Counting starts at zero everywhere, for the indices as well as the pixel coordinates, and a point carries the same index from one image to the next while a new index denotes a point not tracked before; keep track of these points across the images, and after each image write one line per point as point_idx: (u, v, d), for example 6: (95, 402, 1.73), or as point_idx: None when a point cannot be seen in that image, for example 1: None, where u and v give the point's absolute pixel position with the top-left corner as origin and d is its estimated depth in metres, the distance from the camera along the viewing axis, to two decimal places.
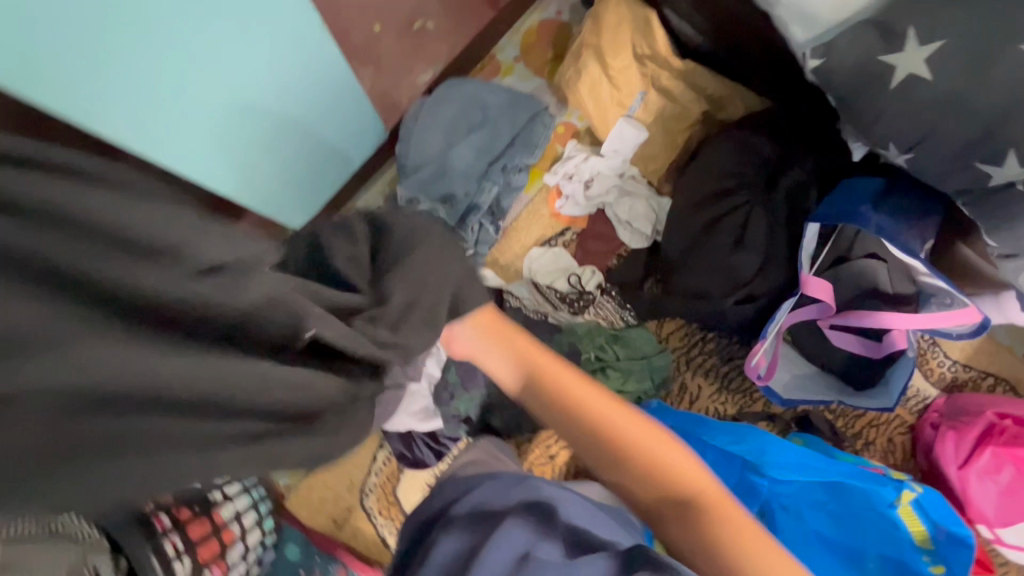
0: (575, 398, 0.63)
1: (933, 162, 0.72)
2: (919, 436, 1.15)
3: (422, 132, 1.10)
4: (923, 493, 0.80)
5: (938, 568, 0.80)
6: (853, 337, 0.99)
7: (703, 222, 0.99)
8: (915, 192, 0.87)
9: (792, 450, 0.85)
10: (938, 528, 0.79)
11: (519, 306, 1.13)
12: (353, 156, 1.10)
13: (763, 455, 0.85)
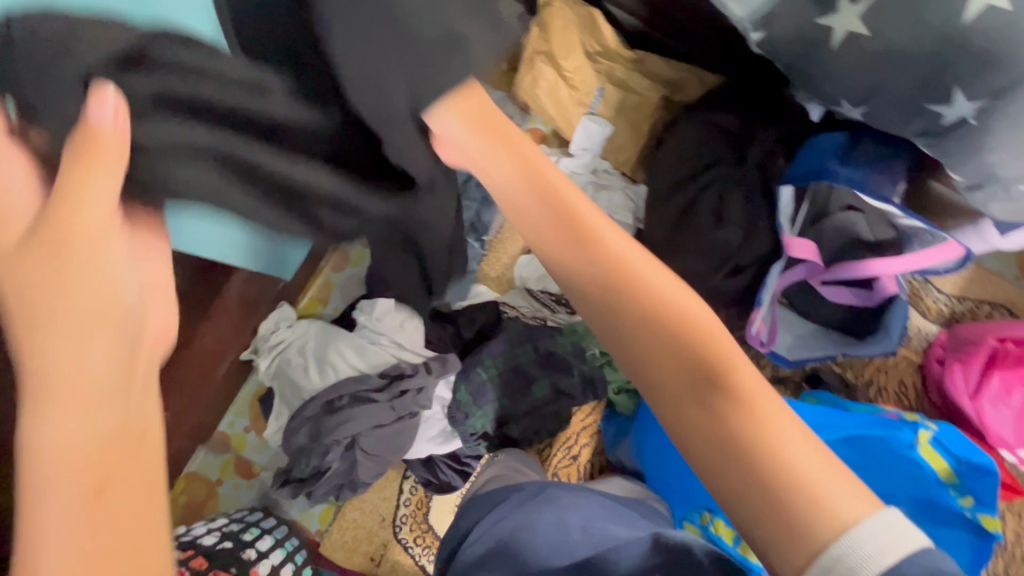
0: (663, 286, 0.62)
1: (887, 110, 0.76)
2: (927, 374, 1.17)
3: None
4: (937, 429, 0.82)
5: (970, 501, 0.80)
6: (846, 290, 0.99)
7: (680, 204, 1.01)
8: (874, 141, 0.89)
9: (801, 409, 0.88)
10: (960, 461, 0.80)
11: (515, 315, 1.14)
12: None
13: None
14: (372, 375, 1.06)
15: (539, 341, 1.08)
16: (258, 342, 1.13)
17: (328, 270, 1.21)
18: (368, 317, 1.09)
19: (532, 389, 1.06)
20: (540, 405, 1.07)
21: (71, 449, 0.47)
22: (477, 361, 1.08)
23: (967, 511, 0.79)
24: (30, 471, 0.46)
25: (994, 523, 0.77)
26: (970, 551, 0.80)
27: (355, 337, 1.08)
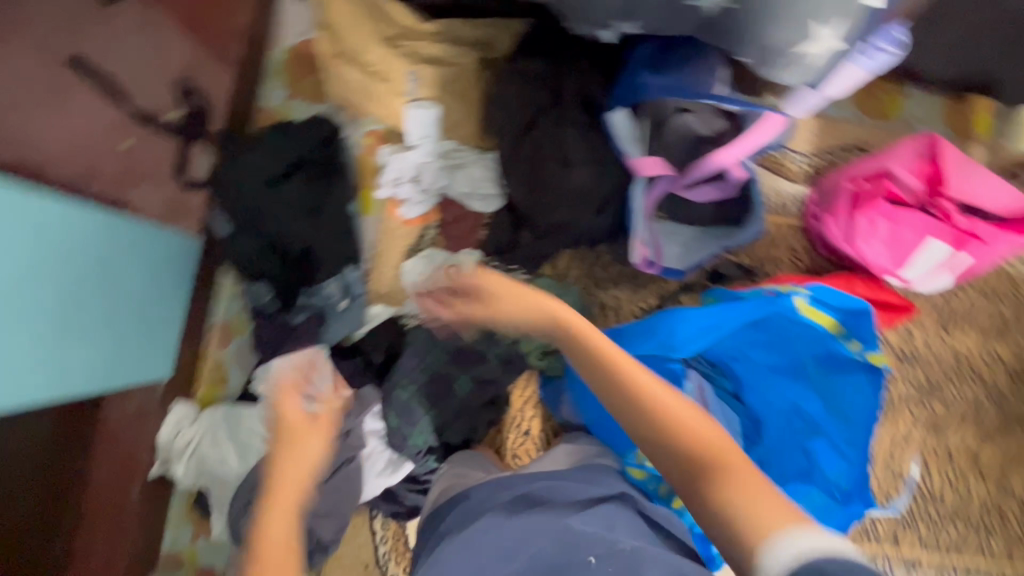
0: (646, 383, 0.77)
1: (658, 13, 0.78)
2: (810, 231, 1.23)
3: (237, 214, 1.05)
4: (813, 290, 0.90)
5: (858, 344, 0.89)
6: (710, 188, 1.01)
7: (527, 160, 0.99)
8: (679, 49, 0.93)
9: (703, 313, 0.91)
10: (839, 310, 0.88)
11: (419, 322, 1.11)
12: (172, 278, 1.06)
13: (680, 335, 0.91)
14: (294, 438, 1.01)
15: (447, 341, 1.06)
16: (165, 452, 1.05)
17: (213, 348, 1.12)
18: (270, 382, 1.04)
19: (454, 388, 1.05)
20: (470, 401, 1.05)
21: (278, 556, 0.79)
22: (394, 383, 1.05)
23: (859, 355, 0.88)
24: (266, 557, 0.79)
25: (880, 358, 0.87)
26: (870, 389, 0.89)
27: (265, 409, 1.03)
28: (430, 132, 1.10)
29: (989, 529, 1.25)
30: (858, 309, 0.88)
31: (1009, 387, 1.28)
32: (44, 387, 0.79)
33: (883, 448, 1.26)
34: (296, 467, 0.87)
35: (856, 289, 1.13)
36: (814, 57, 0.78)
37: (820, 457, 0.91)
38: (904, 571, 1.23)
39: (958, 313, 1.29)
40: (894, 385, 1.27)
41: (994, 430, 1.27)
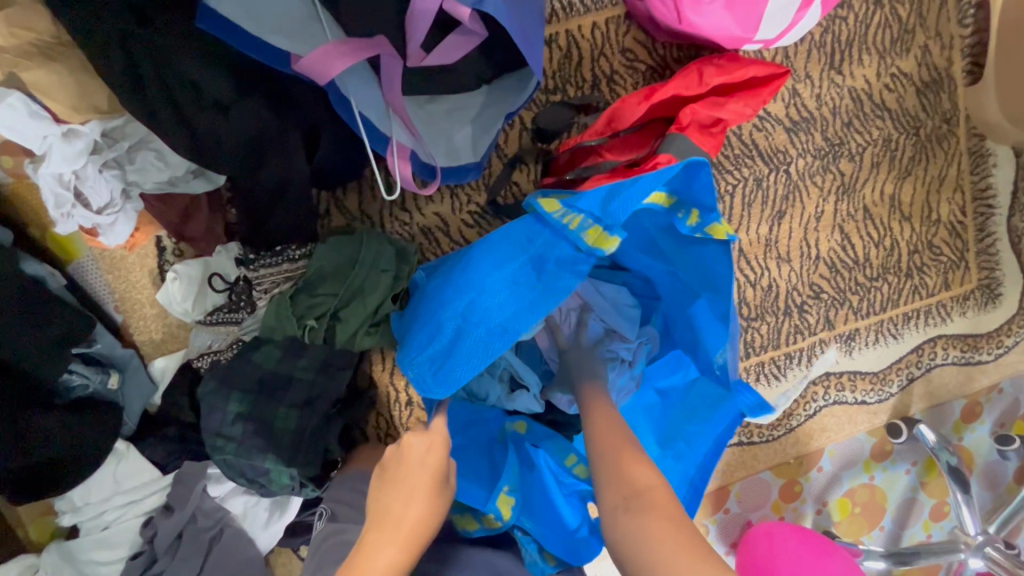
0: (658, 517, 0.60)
1: None
2: (637, 13, 0.91)
3: None
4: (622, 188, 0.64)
5: (696, 217, 0.65)
6: (454, 38, 0.69)
7: (169, 117, 0.63)
8: None
9: (493, 281, 0.67)
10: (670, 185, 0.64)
11: (212, 360, 0.87)
12: None
13: (464, 325, 0.67)
14: (137, 554, 0.86)
15: (244, 377, 0.83)
16: None
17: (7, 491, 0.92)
18: (77, 510, 0.86)
19: (280, 422, 0.84)
20: (307, 427, 0.84)
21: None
22: (212, 448, 0.84)
23: (694, 231, 0.64)
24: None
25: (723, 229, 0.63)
26: (727, 260, 0.66)
27: (94, 535, 0.86)
28: (37, 130, 0.71)
29: (920, 267, 1.15)
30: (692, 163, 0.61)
31: (918, 104, 1.07)
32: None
33: (794, 239, 1.09)
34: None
35: (710, 81, 0.87)
36: None
37: (705, 335, 0.73)
38: (843, 347, 1.16)
39: (849, 41, 1.01)
40: (793, 163, 1.05)
41: (909, 161, 1.10)
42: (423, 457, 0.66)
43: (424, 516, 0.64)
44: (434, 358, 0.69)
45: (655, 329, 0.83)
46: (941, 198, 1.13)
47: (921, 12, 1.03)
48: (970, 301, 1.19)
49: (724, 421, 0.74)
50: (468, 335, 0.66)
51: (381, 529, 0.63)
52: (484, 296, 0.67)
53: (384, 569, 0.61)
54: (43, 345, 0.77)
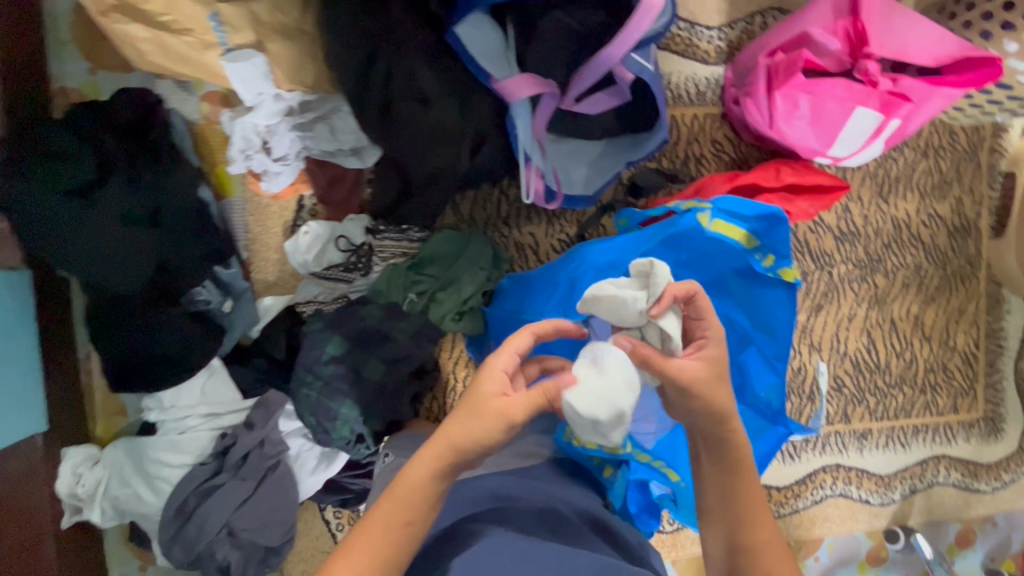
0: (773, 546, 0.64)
1: None
2: (731, 116, 1.12)
3: (64, 257, 0.82)
4: (714, 205, 0.78)
5: (771, 260, 0.78)
6: (603, 96, 0.86)
7: (380, 98, 0.82)
8: None
9: (607, 246, 0.81)
10: (752, 221, 0.77)
11: (316, 308, 1.01)
12: (23, 347, 0.87)
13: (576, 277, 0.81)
14: (203, 462, 0.93)
15: (347, 326, 0.95)
16: (74, 502, 0.94)
17: (97, 379, 1.00)
18: (163, 409, 0.94)
19: (365, 374, 0.94)
20: (385, 382, 0.95)
21: (393, 521, 0.58)
22: (300, 383, 0.94)
23: (769, 269, 0.77)
24: (392, 511, 0.58)
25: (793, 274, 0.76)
26: (788, 304, 0.79)
27: (168, 435, 0.94)
28: (259, 87, 0.89)
29: (933, 386, 1.27)
30: (772, 216, 0.75)
31: (948, 243, 1.25)
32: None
33: (827, 332, 1.22)
34: (403, 492, 0.59)
35: (784, 178, 1.05)
36: None
37: (751, 370, 0.82)
38: (855, 443, 1.26)
39: (898, 177, 1.21)
40: (835, 267, 1.21)
41: (935, 290, 1.25)
42: (491, 393, 0.58)
43: (465, 431, 0.58)
44: (559, 305, 0.82)
45: None
46: (958, 328, 1.27)
47: (959, 169, 1.23)
48: (975, 429, 1.30)
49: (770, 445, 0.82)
50: (580, 282, 0.80)
51: (432, 445, 0.59)
52: (594, 255, 0.81)
53: (420, 486, 0.59)
54: (198, 257, 0.91)
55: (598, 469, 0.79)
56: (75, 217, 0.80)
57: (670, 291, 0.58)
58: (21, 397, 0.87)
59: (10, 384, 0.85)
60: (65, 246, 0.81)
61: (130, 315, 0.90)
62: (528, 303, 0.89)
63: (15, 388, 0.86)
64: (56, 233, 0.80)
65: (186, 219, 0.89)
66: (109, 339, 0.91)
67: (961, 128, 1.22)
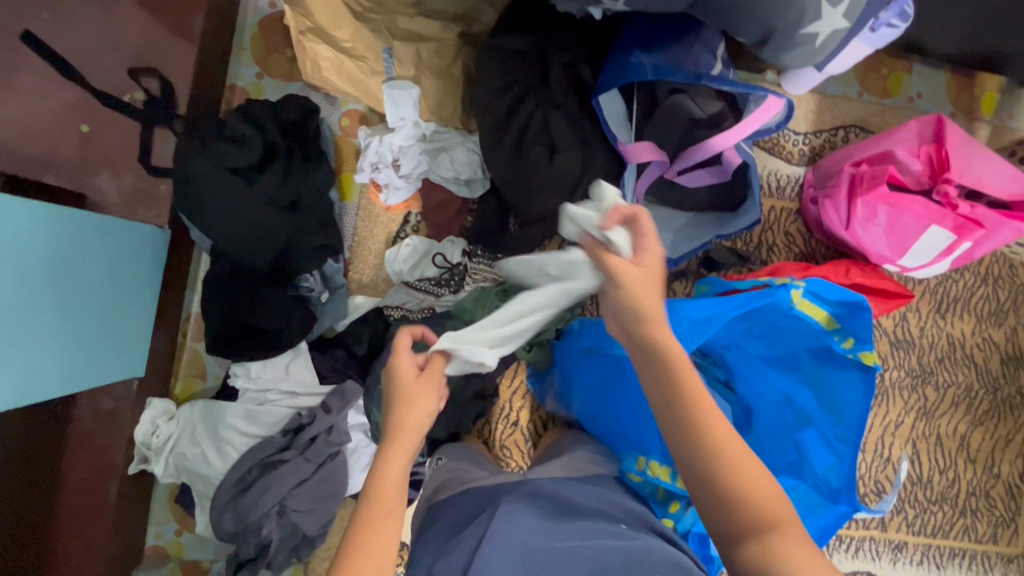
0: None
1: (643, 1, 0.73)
2: (806, 214, 1.21)
3: (210, 223, 0.91)
4: (808, 284, 0.81)
5: (850, 342, 0.83)
6: (703, 172, 0.98)
7: (512, 139, 0.93)
8: (671, 30, 0.87)
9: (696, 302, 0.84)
10: (838, 304, 0.82)
11: (402, 314, 1.07)
12: (145, 296, 0.96)
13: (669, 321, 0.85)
14: (273, 436, 0.98)
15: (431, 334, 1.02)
16: (144, 451, 0.99)
17: (191, 340, 1.08)
18: (249, 378, 1.01)
19: None
20: (455, 393, 1.00)
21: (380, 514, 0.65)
22: (377, 379, 1.00)
23: (849, 352, 0.82)
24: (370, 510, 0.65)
25: (872, 358, 0.80)
26: (861, 387, 0.83)
27: (246, 403, 1.00)
28: (405, 112, 1.02)
29: (974, 510, 1.26)
30: (855, 303, 0.81)
31: (1001, 369, 1.28)
32: (12, 397, 0.71)
33: (873, 434, 1.25)
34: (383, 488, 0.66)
35: (854, 276, 1.10)
36: (816, 44, 0.78)
37: (809, 448, 0.86)
38: (889, 553, 1.24)
39: (956, 297, 1.27)
40: (887, 372, 1.25)
41: (984, 413, 1.27)
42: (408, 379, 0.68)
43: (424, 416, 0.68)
44: None
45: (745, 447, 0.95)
46: (1004, 456, 1.28)
47: (1016, 301, 1.29)
48: (1013, 564, 1.27)
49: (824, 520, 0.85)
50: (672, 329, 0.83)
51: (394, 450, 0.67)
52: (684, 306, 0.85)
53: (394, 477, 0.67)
54: (315, 248, 1.01)
55: (663, 502, 0.83)
56: (229, 191, 0.91)
57: (618, 210, 0.60)
58: (133, 339, 0.95)
59: (129, 325, 0.93)
60: (210, 216, 0.91)
61: (246, 286, 0.99)
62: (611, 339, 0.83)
63: (132, 330, 0.94)
64: (206, 203, 0.90)
65: (316, 213, 1.00)
66: (219, 305, 0.99)
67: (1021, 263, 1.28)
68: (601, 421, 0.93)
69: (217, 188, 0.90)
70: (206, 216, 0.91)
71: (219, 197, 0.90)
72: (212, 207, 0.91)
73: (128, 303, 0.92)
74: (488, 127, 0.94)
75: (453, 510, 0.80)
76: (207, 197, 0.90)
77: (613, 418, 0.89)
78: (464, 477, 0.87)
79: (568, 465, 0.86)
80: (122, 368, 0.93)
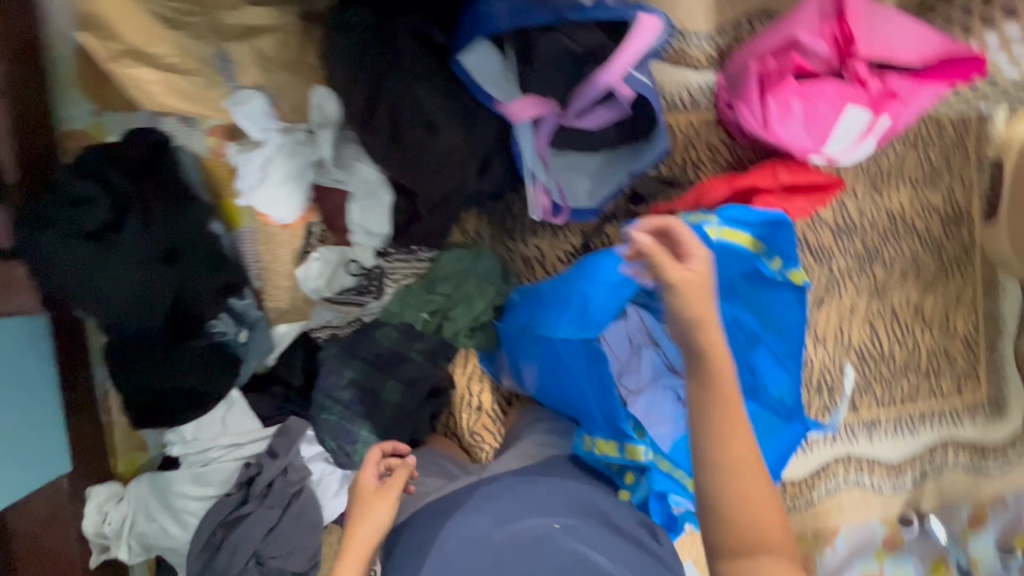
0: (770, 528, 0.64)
1: None
2: (726, 119, 1.14)
3: (82, 299, 0.81)
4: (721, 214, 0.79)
5: (778, 263, 0.80)
6: (603, 110, 0.89)
7: (386, 125, 0.83)
8: None
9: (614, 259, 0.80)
10: (757, 226, 0.79)
11: (331, 333, 1.03)
12: (42, 392, 0.88)
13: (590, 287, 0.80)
14: (228, 493, 0.94)
15: (363, 349, 0.97)
16: (101, 540, 0.95)
17: (116, 415, 1.01)
18: (185, 442, 0.95)
19: (384, 396, 0.96)
20: (404, 401, 0.96)
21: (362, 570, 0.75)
22: (320, 409, 0.96)
23: (777, 273, 0.79)
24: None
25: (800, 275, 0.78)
26: (797, 306, 0.81)
27: (191, 468, 0.95)
28: (265, 120, 0.91)
29: (937, 372, 1.30)
30: (776, 220, 0.78)
31: (943, 232, 1.28)
32: None
33: (831, 326, 1.25)
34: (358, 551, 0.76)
35: (781, 178, 1.06)
36: None
37: (762, 372, 0.84)
38: (865, 432, 1.28)
39: (890, 170, 1.24)
40: (835, 262, 1.24)
41: (933, 278, 1.28)
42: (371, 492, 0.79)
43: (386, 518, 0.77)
44: (574, 319, 0.79)
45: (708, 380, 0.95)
46: (957, 314, 1.30)
47: (948, 160, 1.26)
48: (979, 411, 1.33)
49: (786, 444, 0.84)
50: (593, 297, 0.79)
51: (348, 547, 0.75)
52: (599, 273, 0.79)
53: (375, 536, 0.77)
54: (214, 291, 0.92)
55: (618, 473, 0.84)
56: (89, 260, 0.79)
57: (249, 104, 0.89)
58: (42, 440, 0.87)
59: (31, 428, 0.85)
60: (79, 291, 0.80)
61: (150, 354, 0.90)
62: (540, 317, 0.85)
63: (37, 432, 0.86)
64: (71, 279, 0.80)
65: (199, 255, 0.90)
66: (128, 377, 0.91)
67: (947, 120, 1.25)
68: (556, 391, 0.92)
69: (77, 260, 0.79)
70: (74, 291, 0.80)
71: (81, 270, 0.79)
72: (77, 281, 0.80)
73: (22, 407, 0.84)
74: (358, 118, 0.84)
75: (422, 529, 0.79)
76: (69, 275, 0.79)
77: (560, 390, 0.88)
78: (425, 489, 0.89)
79: (520, 453, 0.88)
80: (38, 473, 0.86)
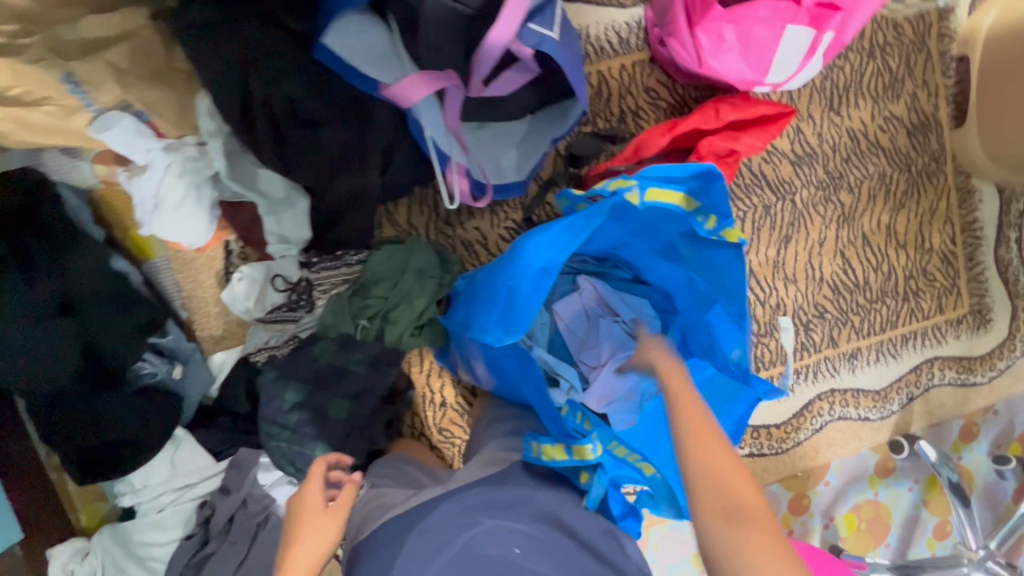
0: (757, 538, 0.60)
1: None
2: (661, 57, 1.04)
3: None
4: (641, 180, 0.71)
5: (713, 222, 0.73)
6: (513, 72, 0.79)
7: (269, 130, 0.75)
8: None
9: (537, 243, 0.71)
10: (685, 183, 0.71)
11: (269, 354, 0.96)
12: None
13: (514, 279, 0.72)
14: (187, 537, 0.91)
15: (301, 368, 0.92)
16: None
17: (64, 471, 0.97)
18: (135, 492, 0.92)
19: (332, 413, 0.91)
20: (354, 414, 0.92)
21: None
22: (268, 436, 0.91)
23: (712, 234, 0.72)
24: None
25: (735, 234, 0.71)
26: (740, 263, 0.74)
27: (146, 516, 0.92)
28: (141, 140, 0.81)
29: (916, 292, 1.25)
30: (706, 173, 0.70)
31: (909, 144, 1.19)
32: None
33: (800, 262, 1.19)
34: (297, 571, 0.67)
35: (726, 116, 0.97)
36: None
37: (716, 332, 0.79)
38: (846, 364, 1.24)
39: (847, 86, 1.14)
40: (797, 194, 1.16)
41: (902, 194, 1.21)
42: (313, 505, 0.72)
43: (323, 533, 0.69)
44: (499, 321, 0.72)
45: (674, 340, 0.85)
46: (932, 229, 1.24)
47: (908, 65, 1.16)
48: (963, 324, 1.28)
49: (745, 407, 0.80)
50: (519, 289, 0.71)
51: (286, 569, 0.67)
52: (521, 263, 0.71)
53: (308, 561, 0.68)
54: (125, 334, 0.86)
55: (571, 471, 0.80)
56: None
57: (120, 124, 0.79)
58: None
59: None
60: None
61: (74, 411, 0.85)
62: (473, 316, 0.80)
63: None
64: None
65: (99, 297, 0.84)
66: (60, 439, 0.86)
67: (904, 21, 1.14)
68: (508, 383, 0.86)
69: None
70: None
71: None
72: None
73: None
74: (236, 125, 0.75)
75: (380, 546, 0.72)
76: None
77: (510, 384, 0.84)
78: (388, 501, 0.80)
79: (482, 460, 0.81)
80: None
